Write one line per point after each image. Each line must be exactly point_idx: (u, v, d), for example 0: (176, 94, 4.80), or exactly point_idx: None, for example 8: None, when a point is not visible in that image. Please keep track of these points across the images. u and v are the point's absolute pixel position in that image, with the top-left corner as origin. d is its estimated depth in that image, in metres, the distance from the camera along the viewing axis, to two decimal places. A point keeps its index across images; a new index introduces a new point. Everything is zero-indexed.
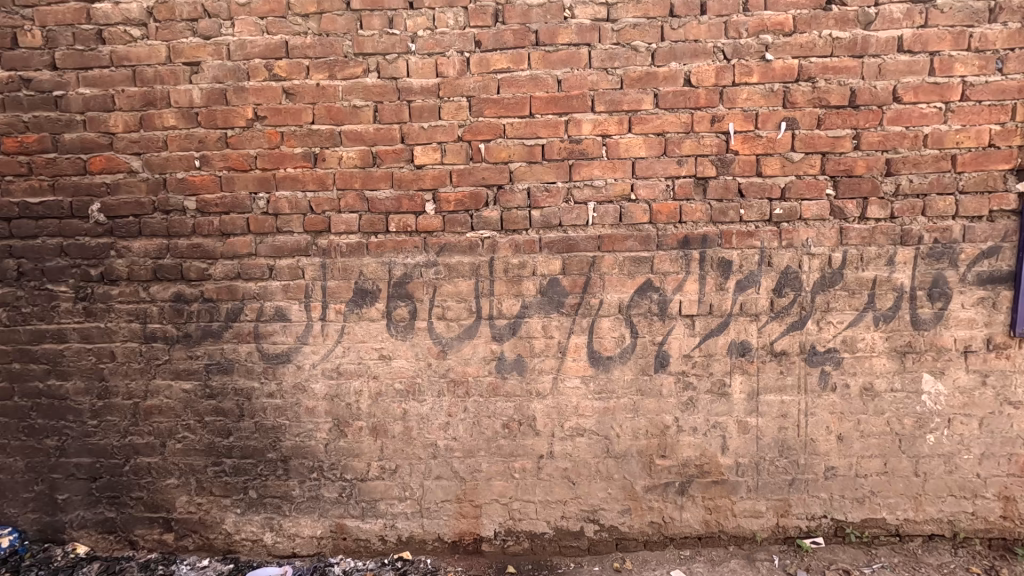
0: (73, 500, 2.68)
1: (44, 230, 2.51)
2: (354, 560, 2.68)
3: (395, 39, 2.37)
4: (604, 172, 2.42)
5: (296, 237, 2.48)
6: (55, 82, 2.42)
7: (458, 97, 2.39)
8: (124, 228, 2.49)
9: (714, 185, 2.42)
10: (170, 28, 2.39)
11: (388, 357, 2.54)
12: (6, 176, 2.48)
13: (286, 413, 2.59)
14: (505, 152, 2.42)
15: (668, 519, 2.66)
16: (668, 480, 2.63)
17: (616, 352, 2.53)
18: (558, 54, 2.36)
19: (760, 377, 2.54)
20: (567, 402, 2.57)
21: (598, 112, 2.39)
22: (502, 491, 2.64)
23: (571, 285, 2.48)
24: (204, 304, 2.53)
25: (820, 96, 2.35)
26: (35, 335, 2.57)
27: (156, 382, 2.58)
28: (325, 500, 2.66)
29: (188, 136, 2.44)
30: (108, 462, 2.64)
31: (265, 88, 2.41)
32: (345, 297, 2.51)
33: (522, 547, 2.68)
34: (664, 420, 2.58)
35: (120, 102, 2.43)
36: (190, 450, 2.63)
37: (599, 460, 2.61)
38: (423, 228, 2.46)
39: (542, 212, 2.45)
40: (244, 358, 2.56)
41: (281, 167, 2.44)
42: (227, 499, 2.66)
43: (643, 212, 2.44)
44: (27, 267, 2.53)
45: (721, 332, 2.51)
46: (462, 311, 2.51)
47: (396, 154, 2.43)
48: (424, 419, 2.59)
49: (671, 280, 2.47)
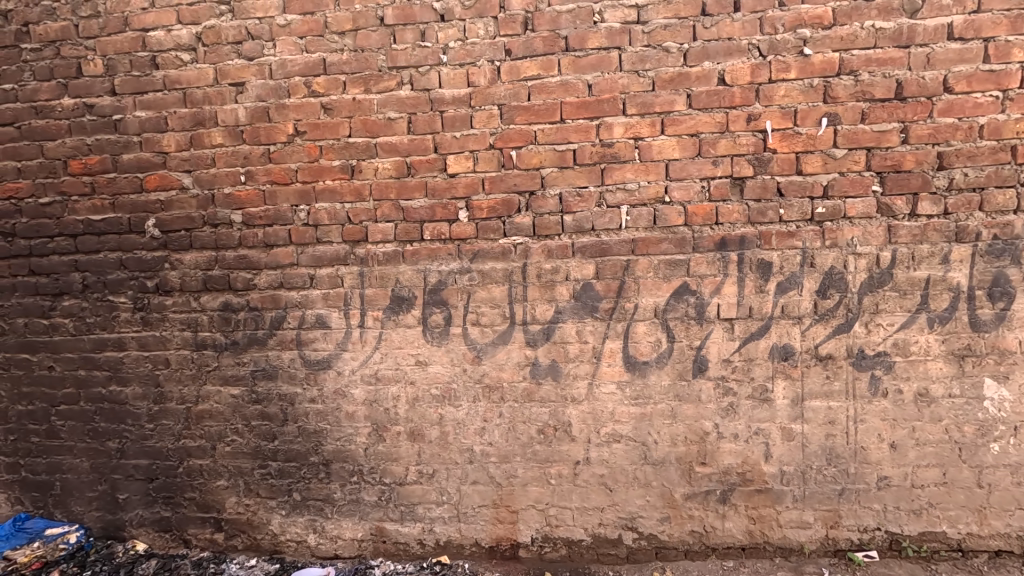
0: (132, 500, 2.84)
1: (106, 245, 2.68)
2: (393, 563, 2.73)
3: (427, 51, 2.42)
4: (637, 175, 2.40)
5: (336, 246, 2.56)
6: (114, 107, 2.59)
7: (489, 105, 2.43)
8: (176, 241, 2.63)
9: (752, 185, 2.36)
10: (217, 51, 2.52)
11: (424, 363, 2.59)
12: (72, 196, 2.67)
13: (327, 417, 2.67)
14: (537, 158, 2.43)
15: (709, 528, 2.59)
16: (709, 488, 2.56)
17: (652, 357, 2.49)
18: (588, 59, 2.36)
19: (804, 382, 2.45)
20: (603, 408, 2.54)
21: (630, 115, 2.37)
22: (538, 497, 2.64)
23: (605, 289, 2.46)
24: (250, 313, 2.64)
25: (863, 90, 2.26)
26: (97, 344, 2.74)
27: (207, 388, 2.71)
28: (366, 503, 2.72)
29: (235, 152, 2.56)
30: (164, 463, 2.79)
31: (305, 104, 2.50)
32: (382, 304, 2.57)
33: (559, 554, 2.67)
34: (704, 427, 2.52)
35: (172, 123, 2.57)
36: (238, 453, 2.74)
37: (637, 467, 2.57)
38: (456, 236, 2.49)
39: (574, 217, 2.44)
40: (287, 365, 2.65)
41: (321, 179, 2.53)
42: (273, 501, 2.76)
43: (678, 214, 2.40)
44: (91, 280, 2.70)
45: (762, 336, 2.44)
46: (496, 316, 2.52)
47: (429, 164, 2.48)
48: (461, 424, 2.62)
49: (708, 282, 2.42)
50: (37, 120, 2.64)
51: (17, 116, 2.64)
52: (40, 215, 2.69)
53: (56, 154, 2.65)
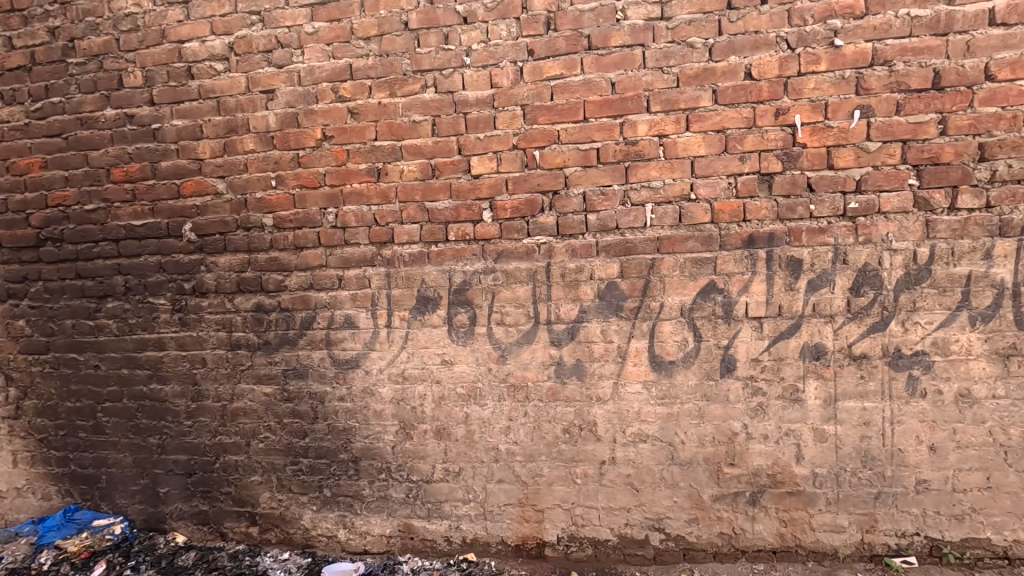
0: (172, 494, 2.95)
1: (146, 249, 2.79)
2: (421, 559, 2.77)
3: (450, 54, 2.45)
4: (662, 173, 2.38)
5: (363, 248, 2.61)
6: (153, 116, 2.70)
7: (512, 106, 2.44)
8: (212, 245, 2.73)
9: (780, 181, 2.31)
10: (249, 60, 2.60)
11: (450, 362, 2.62)
12: (115, 202, 2.79)
13: (356, 415, 2.72)
14: (560, 158, 2.43)
15: (738, 530, 2.55)
16: (738, 489, 2.52)
17: (678, 357, 2.46)
18: (611, 57, 2.35)
19: (837, 382, 2.39)
20: (628, 408, 2.53)
21: (654, 112, 2.35)
22: (564, 496, 2.64)
23: (630, 288, 2.44)
24: (281, 313, 2.71)
25: (898, 80, 2.19)
26: (139, 343, 2.86)
27: (241, 386, 2.80)
28: (394, 500, 2.77)
29: (266, 158, 2.64)
30: (201, 459, 2.89)
31: (332, 109, 2.56)
32: (408, 305, 2.61)
33: (585, 554, 2.66)
34: (732, 427, 2.48)
35: (207, 130, 2.67)
36: (271, 450, 2.82)
37: (663, 467, 2.55)
38: (481, 236, 2.51)
39: (598, 216, 2.43)
40: (317, 364, 2.72)
41: (348, 183, 2.59)
42: (305, 496, 2.83)
43: (704, 211, 2.37)
44: (132, 283, 2.82)
45: (792, 335, 2.38)
46: (521, 316, 2.53)
47: (453, 165, 2.51)
48: (486, 423, 2.64)
49: (736, 281, 2.38)
50: (82, 130, 2.77)
51: (64, 128, 2.78)
52: (86, 221, 2.83)
53: (100, 163, 2.77)
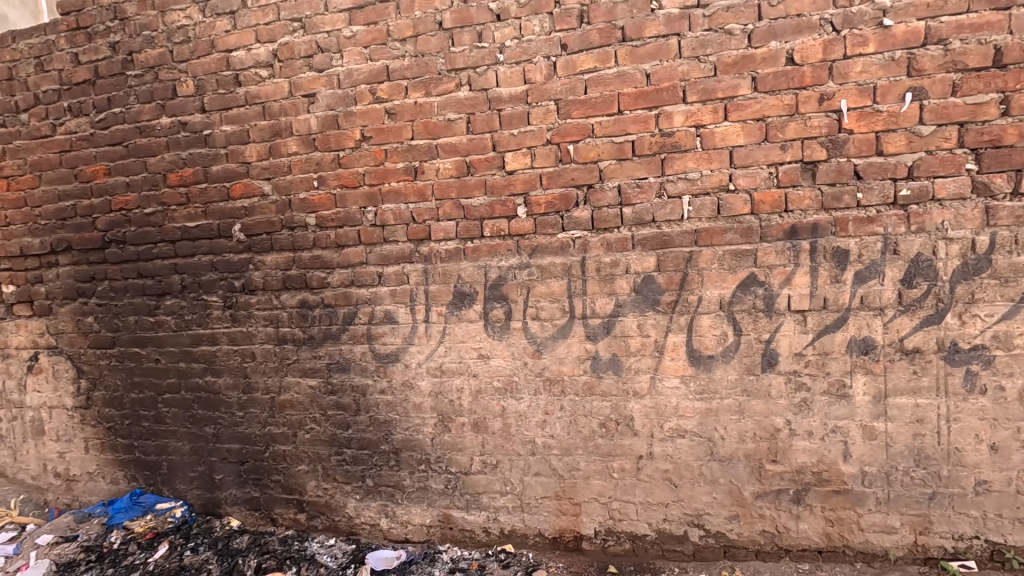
0: (226, 480, 3.12)
1: (200, 249, 2.95)
2: (460, 549, 2.83)
3: (484, 51, 2.48)
4: (699, 164, 2.34)
5: (401, 246, 2.68)
6: (204, 123, 2.85)
7: (546, 101, 2.44)
8: (259, 244, 2.85)
9: (825, 169, 2.23)
10: (291, 66, 2.70)
11: (486, 356, 2.66)
12: (171, 206, 2.96)
13: (396, 408, 2.80)
14: (595, 151, 2.42)
15: (782, 529, 2.49)
16: (781, 487, 2.46)
17: (718, 351, 2.42)
18: (645, 48, 2.32)
19: (887, 378, 2.29)
20: (666, 403, 2.50)
21: (690, 102, 2.31)
22: (601, 490, 2.64)
23: (667, 282, 2.42)
24: (325, 309, 2.82)
25: (954, 59, 2.07)
26: (195, 339, 3.03)
27: (288, 379, 2.92)
28: (433, 490, 2.84)
29: (308, 160, 2.74)
30: (252, 448, 3.04)
31: (370, 111, 2.63)
32: (445, 300, 2.66)
33: (623, 548, 2.66)
34: (775, 423, 2.42)
35: (253, 135, 2.79)
36: (317, 440, 2.94)
37: (702, 463, 2.51)
38: (516, 232, 2.54)
39: (634, 209, 2.41)
40: (359, 358, 2.81)
41: (386, 182, 2.66)
42: (349, 486, 2.94)
43: (743, 202, 2.31)
44: (188, 281, 2.99)
45: (838, 328, 2.30)
46: (556, 311, 2.54)
47: (488, 162, 2.54)
48: (523, 417, 2.67)
49: (778, 273, 2.31)
50: (140, 138, 2.95)
51: (125, 136, 2.97)
52: (145, 224, 3.01)
53: (157, 168, 2.95)
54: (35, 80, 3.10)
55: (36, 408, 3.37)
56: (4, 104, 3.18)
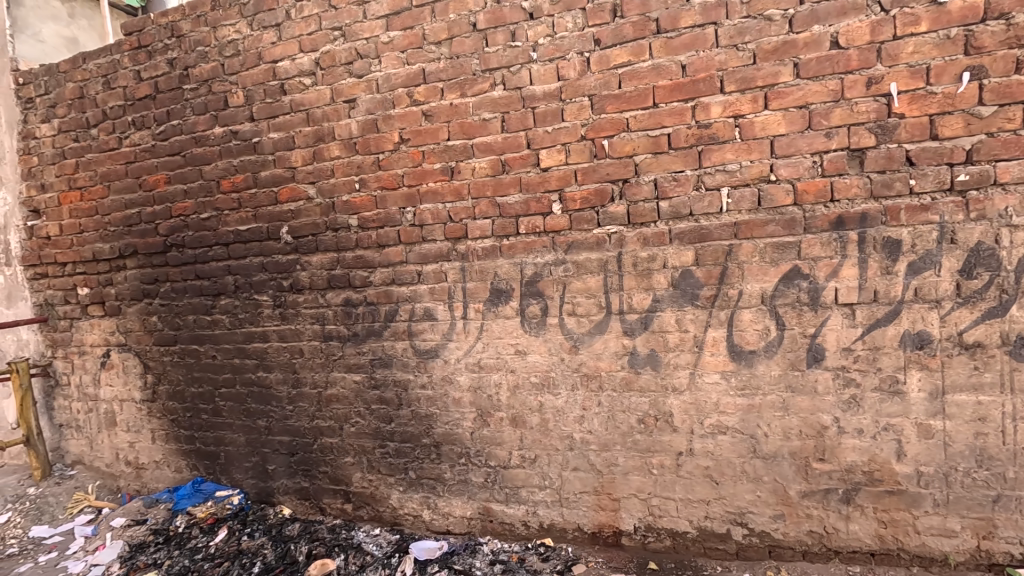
0: (278, 471, 3.28)
1: (251, 251, 3.11)
2: (500, 542, 2.88)
3: (518, 50, 2.50)
4: (738, 155, 2.28)
5: (439, 244, 2.74)
6: (253, 131, 3.00)
7: (580, 97, 2.45)
8: (305, 245, 2.98)
9: (874, 156, 2.13)
10: (333, 73, 2.81)
11: (523, 352, 2.69)
12: (224, 210, 3.13)
13: (436, 402, 2.88)
14: (630, 146, 2.41)
15: (831, 529, 2.41)
16: (829, 486, 2.38)
17: (760, 346, 2.36)
18: (681, 39, 2.29)
19: (945, 374, 2.18)
20: (706, 399, 2.46)
21: (728, 92, 2.26)
22: (640, 486, 2.63)
23: (706, 276, 2.37)
24: (367, 307, 2.92)
25: (1017, 35, 1.95)
26: (248, 336, 3.20)
27: (334, 374, 3.05)
28: (473, 483, 2.89)
29: (350, 163, 2.84)
30: (302, 440, 3.19)
31: (408, 113, 2.71)
32: (482, 297, 2.70)
33: (663, 545, 2.64)
34: (822, 420, 2.34)
35: (298, 140, 2.92)
36: (362, 433, 3.05)
37: (745, 461, 2.46)
38: (551, 228, 2.55)
39: (671, 203, 2.38)
40: (400, 354, 2.90)
41: (424, 182, 2.73)
42: (392, 477, 3.04)
43: (786, 193, 2.24)
44: (240, 282, 3.16)
45: (890, 322, 2.20)
46: (593, 307, 2.54)
47: (523, 160, 2.56)
48: (561, 412, 2.68)
49: (823, 265, 2.23)
50: (196, 148, 3.14)
51: (182, 147, 3.17)
52: (201, 228, 3.20)
53: (211, 176, 3.13)
54: (103, 97, 3.35)
55: (109, 401, 3.65)
56: (77, 121, 3.45)
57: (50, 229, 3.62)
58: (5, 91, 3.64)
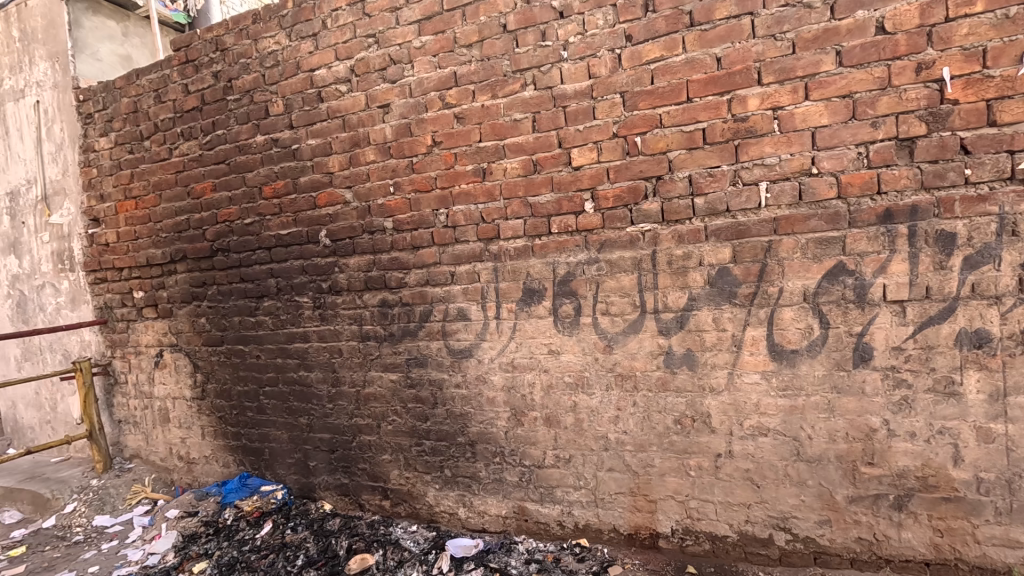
0: (319, 467, 3.38)
1: (292, 254, 3.21)
2: (536, 541, 2.89)
3: (548, 50, 2.51)
4: (777, 148, 2.21)
5: (472, 245, 2.77)
6: (293, 138, 3.11)
7: (612, 94, 2.43)
8: (343, 248, 3.07)
9: (925, 145, 2.03)
10: (367, 79, 2.88)
11: (557, 352, 2.68)
12: (266, 216, 3.25)
13: (471, 401, 2.90)
14: (663, 142, 2.37)
15: (881, 537, 2.30)
16: (879, 492, 2.28)
17: (802, 345, 2.28)
18: (715, 31, 2.24)
19: (1007, 374, 2.05)
20: (745, 399, 2.40)
21: (766, 84, 2.20)
22: (677, 488, 2.58)
23: (744, 273, 2.31)
24: (403, 308, 2.98)
25: None
26: (290, 336, 3.31)
27: (371, 373, 3.12)
28: (508, 482, 2.91)
29: (385, 167, 2.90)
30: (341, 438, 3.27)
31: (440, 116, 2.75)
32: (515, 297, 2.71)
33: (702, 548, 2.59)
34: (870, 423, 2.24)
35: (335, 146, 3.00)
36: (398, 431, 3.11)
37: (788, 464, 2.38)
38: (584, 227, 2.54)
39: (706, 199, 2.33)
40: (435, 353, 2.94)
41: (457, 184, 2.76)
42: (428, 475, 3.09)
43: (829, 186, 2.16)
44: (282, 284, 3.28)
45: (944, 320, 2.09)
46: (627, 305, 2.51)
47: (554, 160, 2.56)
48: (595, 412, 2.67)
49: (870, 261, 2.14)
50: (240, 156, 3.27)
51: (227, 155, 3.31)
52: (245, 233, 3.33)
53: (253, 182, 3.25)
54: (155, 111, 3.54)
55: (162, 398, 3.85)
56: (131, 133, 3.65)
57: (108, 236, 3.84)
58: (68, 108, 3.91)
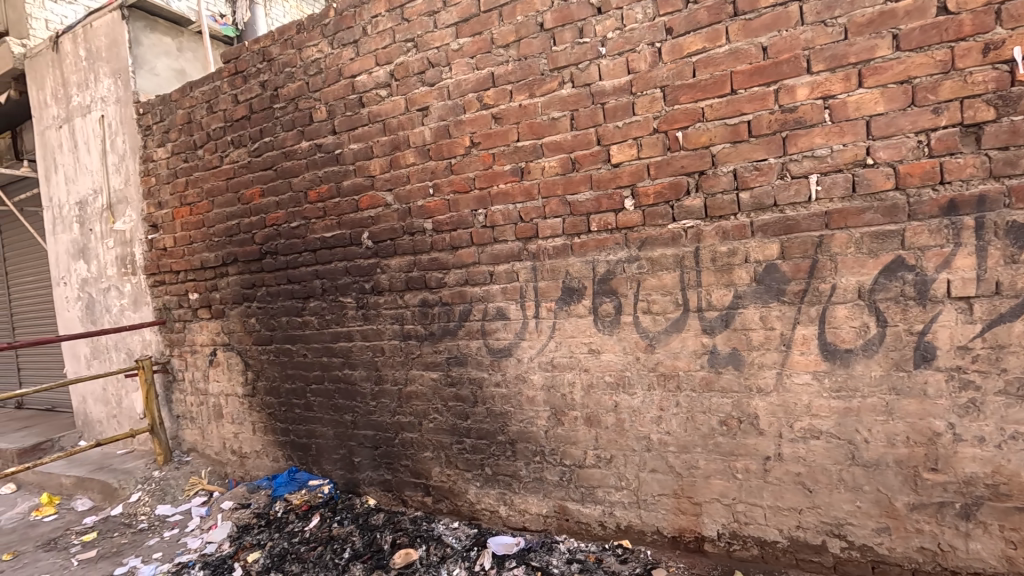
0: (364, 463, 3.48)
1: (336, 256, 3.31)
2: (577, 541, 2.87)
3: (586, 47, 2.49)
4: (828, 139, 2.12)
5: (510, 244, 2.78)
6: (335, 143, 3.20)
7: (652, 89, 2.39)
8: (384, 249, 3.13)
9: (994, 131, 1.90)
10: (406, 83, 2.94)
11: (597, 351, 2.66)
12: (311, 219, 3.36)
13: (511, 400, 2.92)
14: (706, 136, 2.31)
15: (946, 547, 2.17)
16: (944, 499, 2.15)
17: (857, 344, 2.18)
18: (760, 20, 2.17)
19: None
20: (795, 400, 2.31)
21: (815, 72, 2.11)
22: (723, 491, 2.52)
23: (794, 270, 2.23)
24: (442, 307, 3.02)
25: None
26: (334, 336, 3.41)
27: (412, 372, 3.18)
28: (549, 482, 2.90)
29: (424, 169, 2.95)
30: (385, 435, 3.35)
31: (478, 117, 2.77)
32: (554, 296, 2.71)
33: (750, 553, 2.52)
34: (933, 426, 2.12)
35: (376, 150, 3.07)
36: (439, 429, 3.15)
37: (842, 468, 2.28)
38: (624, 225, 2.50)
39: (752, 193, 2.26)
40: (475, 352, 2.97)
41: (495, 184, 2.77)
42: (469, 473, 3.12)
43: (886, 177, 2.05)
44: (327, 285, 3.38)
45: (1017, 317, 1.95)
46: (669, 304, 2.47)
47: (593, 157, 2.53)
48: (637, 412, 2.63)
49: (932, 255, 2.02)
50: (286, 162, 3.39)
51: (274, 161, 3.44)
52: (292, 236, 3.45)
53: (299, 187, 3.36)
54: (207, 121, 3.71)
55: (216, 395, 4.04)
56: (186, 143, 3.84)
57: (166, 241, 4.06)
58: (130, 121, 4.16)
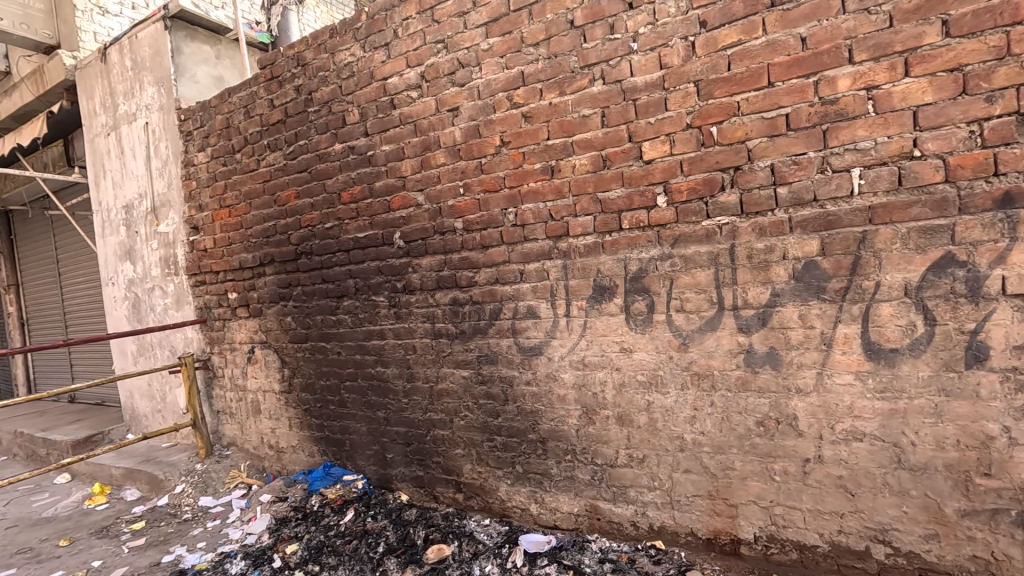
0: (396, 459, 3.53)
1: (368, 256, 3.37)
2: (609, 541, 2.86)
3: (617, 43, 2.47)
4: (872, 131, 2.05)
5: (540, 243, 2.78)
6: (368, 145, 3.25)
7: (685, 84, 2.35)
8: (416, 249, 3.18)
9: None
10: (437, 84, 2.97)
11: (629, 350, 2.63)
12: (345, 220, 3.43)
13: (542, 399, 2.92)
14: (741, 130, 2.26)
15: (1000, 556, 2.08)
16: (998, 506, 2.06)
17: (904, 344, 2.10)
18: (799, 10, 2.11)
19: None
20: (837, 401, 2.24)
21: (858, 62, 2.04)
22: (760, 493, 2.46)
23: (834, 267, 2.16)
24: (473, 306, 3.04)
25: None
26: (367, 334, 3.48)
27: (444, 370, 3.21)
28: (580, 481, 2.90)
29: (454, 169, 2.98)
30: (417, 432, 3.40)
31: (508, 116, 2.78)
32: (585, 294, 2.69)
33: (789, 557, 2.46)
34: (986, 430, 2.02)
35: (407, 151, 3.11)
36: (471, 426, 3.18)
37: (887, 471, 2.21)
38: (656, 222, 2.47)
39: (790, 188, 2.20)
40: (505, 350, 2.98)
41: (525, 183, 2.78)
42: (500, 470, 3.14)
43: (935, 169, 1.97)
44: (360, 284, 3.44)
45: None
46: (703, 302, 2.42)
47: (625, 154, 2.51)
48: (670, 412, 2.59)
49: (985, 250, 1.93)
50: (320, 164, 3.47)
51: (308, 164, 3.52)
52: (326, 237, 3.53)
53: (332, 188, 3.44)
54: (244, 125, 3.83)
55: (254, 391, 4.17)
56: (224, 147, 3.97)
57: (207, 242, 4.21)
58: (173, 127, 4.33)
